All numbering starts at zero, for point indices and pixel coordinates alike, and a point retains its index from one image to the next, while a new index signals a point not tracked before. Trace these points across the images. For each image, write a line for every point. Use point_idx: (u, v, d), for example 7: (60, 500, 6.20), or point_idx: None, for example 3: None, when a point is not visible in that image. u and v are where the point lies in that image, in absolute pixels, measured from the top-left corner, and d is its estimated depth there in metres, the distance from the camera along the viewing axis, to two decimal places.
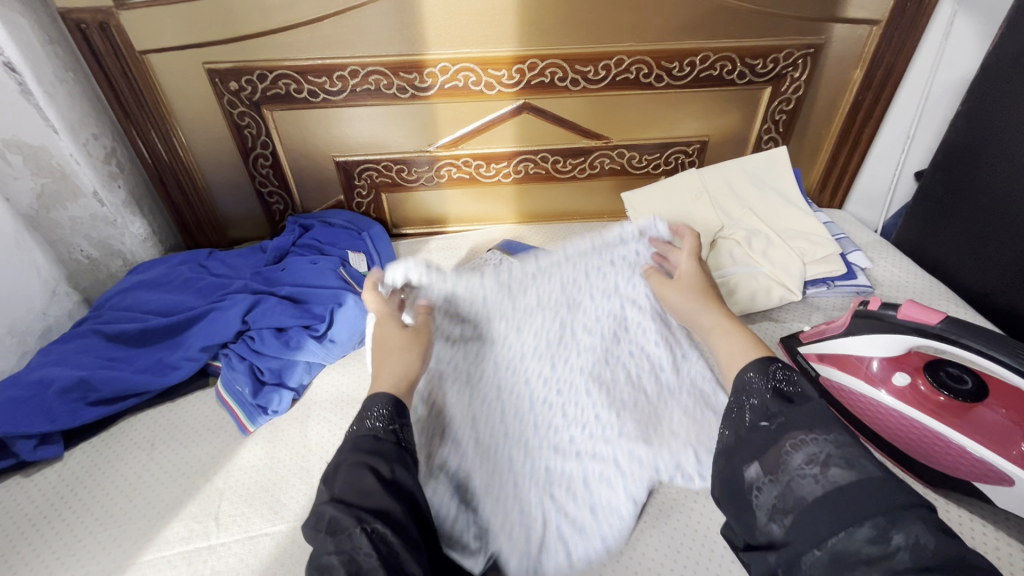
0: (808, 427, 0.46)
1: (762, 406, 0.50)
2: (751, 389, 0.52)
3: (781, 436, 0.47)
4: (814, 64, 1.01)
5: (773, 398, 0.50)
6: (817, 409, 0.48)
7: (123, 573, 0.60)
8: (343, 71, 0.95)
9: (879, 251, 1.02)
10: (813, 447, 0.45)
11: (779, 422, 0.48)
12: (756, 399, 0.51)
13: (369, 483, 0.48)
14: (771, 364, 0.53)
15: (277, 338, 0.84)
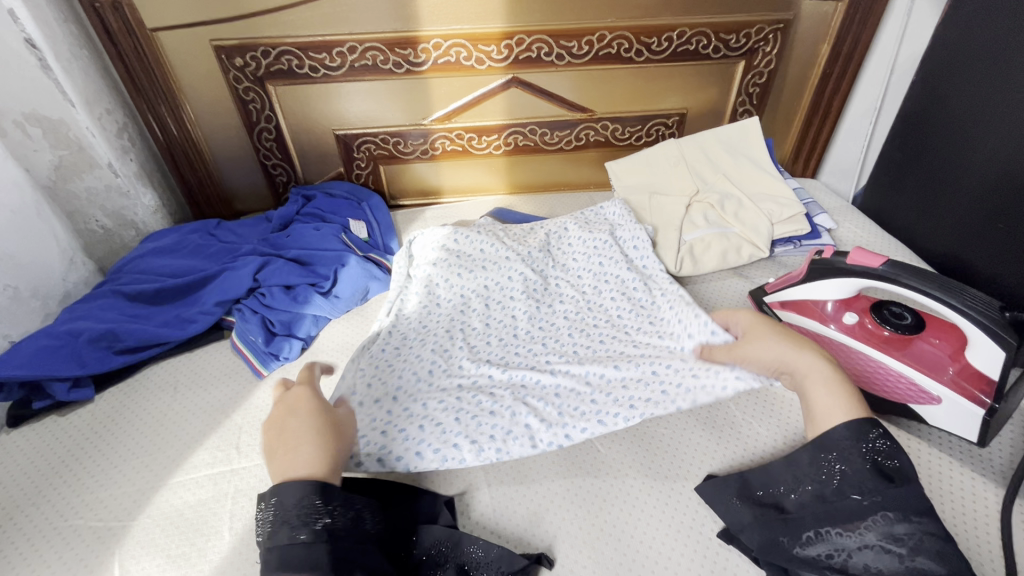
0: (904, 513, 0.51)
1: (860, 480, 0.54)
2: (844, 455, 0.56)
3: (870, 509, 0.52)
4: (784, 39, 1.08)
5: (873, 474, 0.54)
6: (913, 495, 0.52)
7: (156, 493, 0.68)
8: (342, 47, 1.01)
9: (844, 214, 1.10)
10: (900, 529, 0.50)
11: (873, 499, 0.53)
12: (851, 469, 0.55)
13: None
14: (870, 428, 0.56)
15: (285, 294, 0.91)
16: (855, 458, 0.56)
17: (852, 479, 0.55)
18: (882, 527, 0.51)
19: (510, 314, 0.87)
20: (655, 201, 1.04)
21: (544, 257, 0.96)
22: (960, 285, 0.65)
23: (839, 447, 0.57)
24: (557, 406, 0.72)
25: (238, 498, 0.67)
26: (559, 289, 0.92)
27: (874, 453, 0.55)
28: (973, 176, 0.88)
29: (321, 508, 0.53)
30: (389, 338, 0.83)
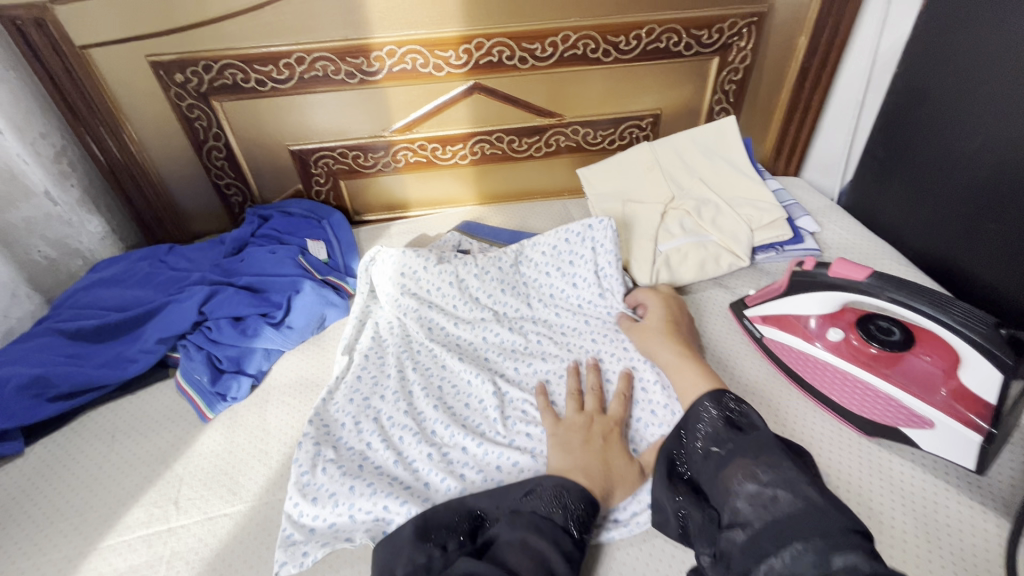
0: (752, 454, 0.49)
1: (715, 434, 0.54)
2: (708, 423, 0.56)
3: (736, 465, 0.50)
4: (759, 33, 1.02)
5: (725, 427, 0.55)
6: (760, 437, 0.51)
7: (86, 559, 0.62)
8: (289, 58, 0.95)
9: (827, 214, 1.05)
10: (761, 474, 0.47)
11: (728, 449, 0.52)
12: (710, 426, 0.56)
13: (535, 562, 0.50)
14: (723, 393, 0.59)
15: (234, 327, 0.85)
16: (709, 418, 0.56)
17: (710, 435, 0.55)
18: (746, 486, 0.47)
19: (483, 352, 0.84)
20: (629, 210, 0.98)
21: (519, 283, 0.91)
22: (944, 295, 0.61)
23: (702, 417, 0.57)
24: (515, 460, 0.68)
25: (173, 563, 0.61)
26: (536, 325, 0.87)
27: (727, 412, 0.56)
28: (961, 174, 0.84)
29: (585, 516, 0.55)
30: (353, 385, 0.78)
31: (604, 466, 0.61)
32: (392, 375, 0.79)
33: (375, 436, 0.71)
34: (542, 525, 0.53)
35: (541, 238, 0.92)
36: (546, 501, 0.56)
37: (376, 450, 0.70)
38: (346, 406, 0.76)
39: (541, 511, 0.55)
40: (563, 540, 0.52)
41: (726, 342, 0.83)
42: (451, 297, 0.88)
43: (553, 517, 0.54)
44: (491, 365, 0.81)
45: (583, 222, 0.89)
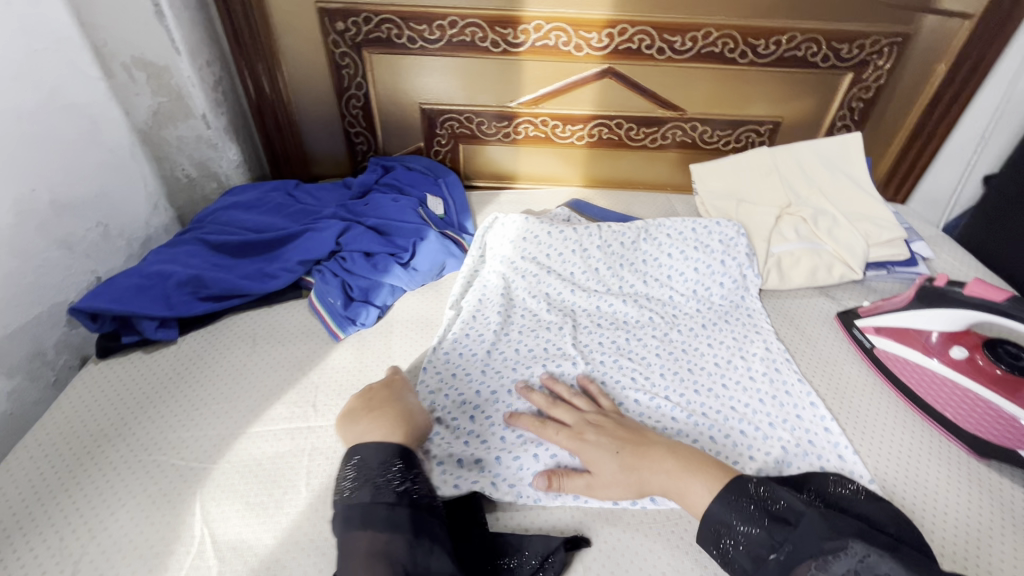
0: (814, 549, 0.46)
1: (763, 537, 0.49)
2: (740, 521, 0.51)
3: (801, 558, 0.46)
4: (899, 54, 1.02)
5: (769, 525, 0.50)
6: (811, 526, 0.47)
7: (235, 440, 0.69)
8: (444, 20, 1.00)
9: (940, 243, 1.04)
10: (836, 564, 0.44)
11: (786, 550, 0.47)
12: (751, 527, 0.50)
13: (375, 559, 0.46)
14: (747, 482, 0.54)
15: (366, 261, 0.91)
16: (747, 519, 0.51)
17: (758, 538, 0.50)
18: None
19: (595, 323, 0.87)
20: (742, 210, 1.00)
21: (635, 266, 0.94)
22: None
23: (732, 516, 0.52)
24: None
25: (314, 456, 0.67)
26: (646, 307, 0.90)
27: (761, 503, 0.52)
28: None
29: (389, 480, 0.52)
30: (471, 332, 0.83)
31: (398, 418, 0.60)
32: (507, 330, 0.84)
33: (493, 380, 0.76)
34: (359, 513, 0.49)
35: (670, 223, 0.96)
36: (352, 487, 0.52)
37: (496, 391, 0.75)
38: (462, 347, 0.81)
39: (347, 504, 0.50)
40: (384, 515, 0.49)
41: (834, 348, 0.85)
42: (570, 266, 0.92)
43: (371, 496, 0.50)
44: (602, 337, 0.85)
45: (713, 219, 0.96)
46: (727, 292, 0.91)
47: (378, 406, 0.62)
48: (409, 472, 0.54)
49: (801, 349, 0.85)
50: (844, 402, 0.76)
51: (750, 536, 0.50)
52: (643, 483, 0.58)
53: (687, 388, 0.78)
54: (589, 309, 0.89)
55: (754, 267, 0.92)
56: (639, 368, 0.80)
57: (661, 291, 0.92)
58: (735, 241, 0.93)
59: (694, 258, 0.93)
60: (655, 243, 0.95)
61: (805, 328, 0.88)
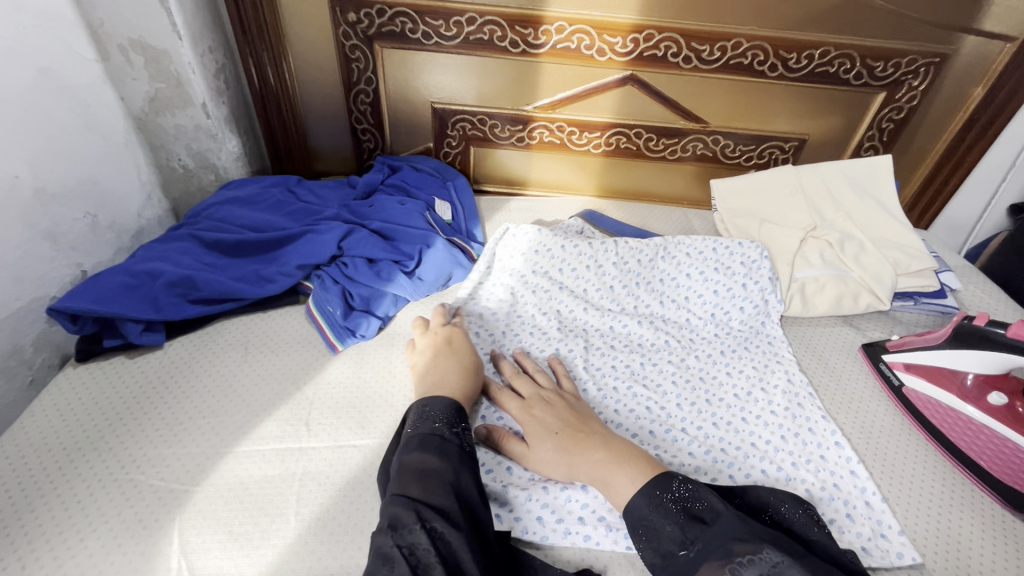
0: (723, 550, 0.45)
1: (678, 534, 0.49)
2: (659, 517, 0.50)
3: (710, 558, 0.45)
4: (936, 75, 0.98)
5: (684, 521, 0.49)
6: (725, 528, 0.47)
7: (221, 460, 0.64)
8: (461, 16, 0.95)
9: (968, 274, 1.00)
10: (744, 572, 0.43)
11: (696, 548, 0.47)
12: (670, 524, 0.50)
13: (424, 477, 0.50)
14: (670, 478, 0.53)
15: (369, 268, 0.86)
16: (665, 517, 0.50)
17: (671, 535, 0.49)
18: None
19: (608, 345, 0.83)
20: (765, 230, 0.96)
21: (650, 285, 0.89)
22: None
23: (652, 513, 0.51)
24: None
25: (305, 481, 0.62)
26: (662, 330, 0.85)
27: (681, 501, 0.51)
28: None
29: (448, 420, 0.56)
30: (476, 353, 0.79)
31: (461, 373, 0.66)
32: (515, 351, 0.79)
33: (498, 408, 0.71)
34: (418, 439, 0.54)
35: (689, 241, 0.91)
36: (415, 420, 0.56)
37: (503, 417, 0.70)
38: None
39: (410, 431, 0.55)
40: (440, 444, 0.53)
41: (859, 384, 0.80)
42: (583, 283, 0.88)
43: (431, 427, 0.55)
44: (615, 361, 0.80)
45: (734, 239, 0.91)
46: (747, 317, 0.87)
47: (442, 360, 0.68)
48: (466, 421, 0.58)
49: (824, 383, 0.80)
50: (871, 445, 0.72)
51: (664, 533, 0.49)
52: (573, 469, 0.59)
53: (706, 420, 0.74)
54: (601, 329, 0.85)
55: (777, 293, 0.87)
56: (654, 397, 0.76)
57: (677, 312, 0.88)
58: (758, 263, 0.89)
59: (714, 280, 0.88)
60: (674, 262, 0.90)
61: (828, 361, 0.84)
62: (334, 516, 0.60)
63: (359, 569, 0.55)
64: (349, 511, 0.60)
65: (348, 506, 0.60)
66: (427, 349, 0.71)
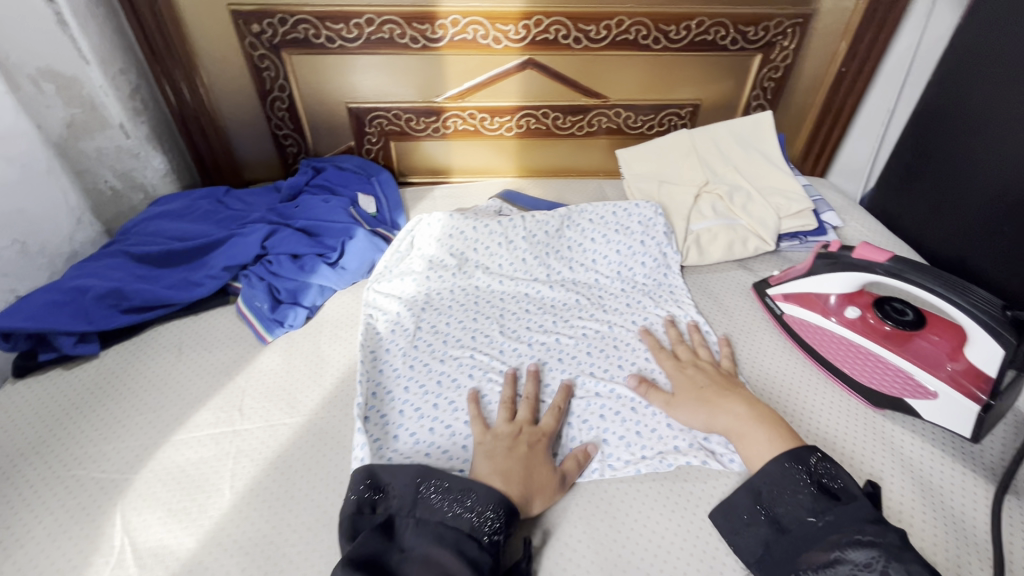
0: (857, 527, 0.52)
1: (811, 503, 0.56)
2: (799, 486, 0.58)
3: (837, 530, 0.53)
4: (803, 34, 1.07)
5: (821, 495, 0.57)
6: (861, 507, 0.54)
7: (159, 448, 0.69)
8: (360, 18, 1.00)
9: (851, 213, 1.10)
10: (867, 545, 0.50)
11: (827, 519, 0.54)
12: (807, 494, 0.57)
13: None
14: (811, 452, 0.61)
15: (292, 263, 0.91)
16: (798, 487, 0.58)
17: (803, 503, 0.57)
18: (849, 557, 0.50)
19: (524, 311, 0.89)
20: (664, 191, 1.04)
21: (559, 253, 0.96)
22: (962, 282, 0.66)
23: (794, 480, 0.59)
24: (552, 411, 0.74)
25: (239, 458, 0.68)
26: (574, 292, 0.92)
27: (819, 476, 0.59)
28: (983, 181, 0.89)
29: (493, 521, 0.55)
30: (396, 336, 0.84)
31: (523, 483, 0.61)
32: (435, 328, 0.86)
33: (416, 381, 0.77)
34: (452, 538, 0.54)
35: (591, 208, 0.99)
36: (456, 512, 0.56)
37: (424, 385, 0.77)
38: (389, 345, 0.83)
39: (449, 521, 0.55)
40: (467, 548, 0.53)
41: (748, 316, 0.89)
42: (497, 258, 0.95)
43: (472, 533, 0.54)
44: (530, 324, 0.87)
45: (631, 201, 0.99)
46: (650, 271, 0.95)
47: (512, 459, 0.63)
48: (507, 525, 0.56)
49: (717, 318, 0.89)
50: (756, 367, 0.80)
51: (786, 498, 0.58)
52: (713, 419, 0.69)
53: (614, 363, 0.81)
54: (520, 297, 0.92)
55: (673, 246, 0.96)
56: (566, 350, 0.83)
57: (586, 275, 0.95)
58: (654, 221, 0.97)
59: (618, 241, 0.96)
60: (579, 230, 0.97)
61: (721, 300, 0.93)
62: (266, 485, 0.65)
63: (290, 526, 0.62)
64: (280, 480, 0.66)
65: (279, 476, 0.66)
66: (509, 438, 0.66)
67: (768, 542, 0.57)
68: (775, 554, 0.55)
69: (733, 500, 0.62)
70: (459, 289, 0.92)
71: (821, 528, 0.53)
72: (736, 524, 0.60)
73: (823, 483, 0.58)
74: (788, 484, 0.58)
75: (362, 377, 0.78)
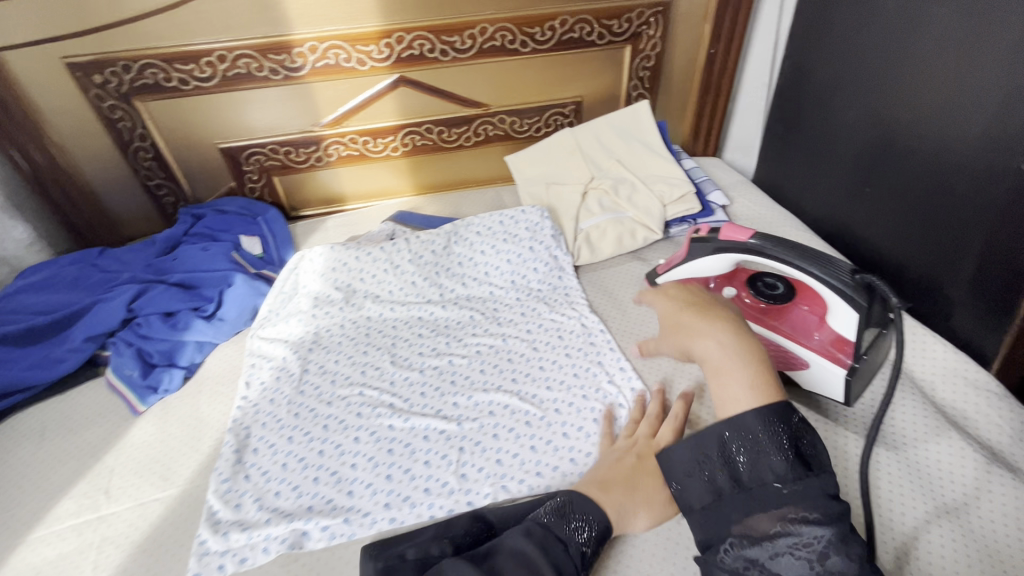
0: (816, 505, 0.47)
1: (777, 466, 0.50)
2: (768, 443, 0.51)
3: (797, 502, 0.47)
4: (666, 21, 1.09)
5: (794, 460, 0.50)
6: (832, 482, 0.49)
7: (12, 552, 0.63)
8: (210, 56, 0.96)
9: (740, 189, 1.11)
10: (819, 526, 0.46)
11: (790, 489, 0.48)
12: (778, 455, 0.50)
13: None
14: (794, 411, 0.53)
15: (164, 321, 0.86)
16: (773, 447, 0.51)
17: (771, 465, 0.50)
18: (796, 535, 0.46)
19: (417, 336, 0.87)
20: (552, 192, 1.04)
21: (450, 271, 0.94)
22: (829, 257, 0.67)
23: (762, 435, 0.51)
24: (442, 439, 0.71)
25: (104, 547, 0.63)
26: (468, 309, 0.90)
27: (795, 439, 0.51)
28: (844, 143, 0.91)
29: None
30: (280, 384, 0.80)
31: (636, 493, 0.58)
32: (322, 369, 0.82)
33: (300, 429, 0.74)
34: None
35: (478, 221, 0.97)
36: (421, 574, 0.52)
37: (309, 432, 0.73)
38: (273, 394, 0.79)
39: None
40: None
41: (641, 309, 0.89)
42: (385, 284, 0.92)
43: (557, 532, 0.52)
44: (422, 349, 0.84)
45: (517, 208, 0.98)
46: (543, 276, 0.93)
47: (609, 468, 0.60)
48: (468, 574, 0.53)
49: (612, 315, 0.89)
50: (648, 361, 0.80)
51: (752, 457, 0.51)
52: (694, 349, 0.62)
53: (509, 377, 0.79)
54: (413, 322, 0.89)
55: (563, 248, 0.96)
56: (459, 371, 0.81)
57: (480, 289, 0.93)
58: (541, 225, 0.96)
59: (507, 250, 0.95)
60: (467, 244, 0.96)
61: (616, 294, 0.92)
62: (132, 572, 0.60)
63: None
64: (148, 564, 0.61)
65: (147, 560, 0.61)
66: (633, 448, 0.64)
67: (718, 493, 0.51)
68: (722, 507, 0.50)
69: (695, 442, 0.54)
70: (348, 323, 0.89)
71: (782, 495, 0.48)
72: (690, 463, 0.54)
73: (799, 439, 0.51)
74: (761, 439, 0.51)
75: (243, 435, 0.74)
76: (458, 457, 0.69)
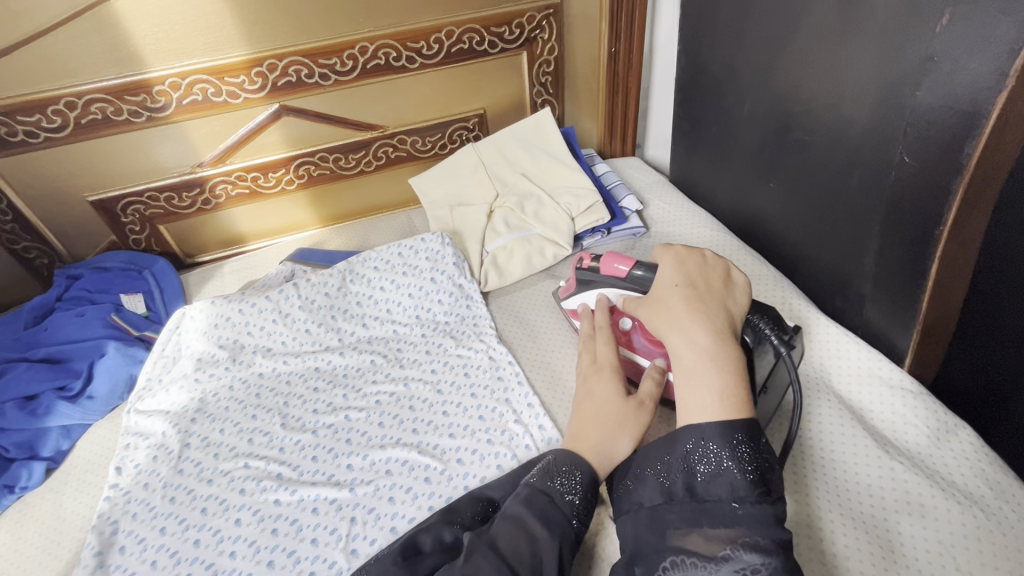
0: (766, 533, 0.45)
1: (737, 484, 0.47)
2: (731, 457, 0.48)
3: (747, 524, 0.45)
4: (558, 23, 1.05)
5: (757, 479, 0.47)
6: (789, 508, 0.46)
7: None
8: (57, 104, 0.87)
9: (655, 190, 1.07)
10: (762, 555, 0.43)
11: (745, 509, 0.46)
12: (739, 470, 0.48)
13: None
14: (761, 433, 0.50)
15: (21, 408, 0.77)
16: (738, 462, 0.48)
17: (730, 482, 0.48)
18: (739, 560, 0.44)
19: (311, 390, 0.79)
20: (457, 214, 0.98)
21: (348, 313, 0.87)
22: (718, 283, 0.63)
23: (728, 449, 0.49)
24: (332, 509, 0.65)
25: None
26: (368, 353, 0.83)
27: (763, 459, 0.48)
28: (744, 138, 0.87)
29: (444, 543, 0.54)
30: (155, 464, 0.72)
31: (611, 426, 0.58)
32: (203, 441, 0.74)
33: (174, 517, 0.66)
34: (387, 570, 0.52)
35: (374, 254, 0.91)
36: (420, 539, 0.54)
37: (183, 519, 0.66)
38: (146, 478, 0.70)
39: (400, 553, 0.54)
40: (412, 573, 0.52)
41: (554, 334, 0.84)
42: (277, 336, 0.84)
43: (542, 486, 0.54)
44: (316, 405, 0.77)
45: (415, 237, 0.92)
46: (448, 308, 0.87)
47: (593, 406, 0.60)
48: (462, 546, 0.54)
49: (522, 345, 0.83)
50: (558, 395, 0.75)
51: (715, 470, 0.49)
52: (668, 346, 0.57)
53: (409, 428, 0.73)
54: (308, 374, 0.82)
55: (467, 275, 0.90)
56: (356, 427, 0.74)
57: (381, 329, 0.86)
58: (442, 253, 0.90)
59: (407, 284, 0.88)
60: (364, 281, 0.89)
61: (528, 319, 0.87)
62: None
63: None
64: None
65: None
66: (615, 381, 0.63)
67: (671, 497, 0.50)
68: (671, 512, 0.49)
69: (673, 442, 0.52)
70: (236, 384, 0.81)
71: (736, 515, 0.46)
72: (659, 461, 0.52)
73: (767, 457, 0.49)
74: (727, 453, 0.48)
75: (109, 532, 0.65)
76: (348, 530, 0.62)
